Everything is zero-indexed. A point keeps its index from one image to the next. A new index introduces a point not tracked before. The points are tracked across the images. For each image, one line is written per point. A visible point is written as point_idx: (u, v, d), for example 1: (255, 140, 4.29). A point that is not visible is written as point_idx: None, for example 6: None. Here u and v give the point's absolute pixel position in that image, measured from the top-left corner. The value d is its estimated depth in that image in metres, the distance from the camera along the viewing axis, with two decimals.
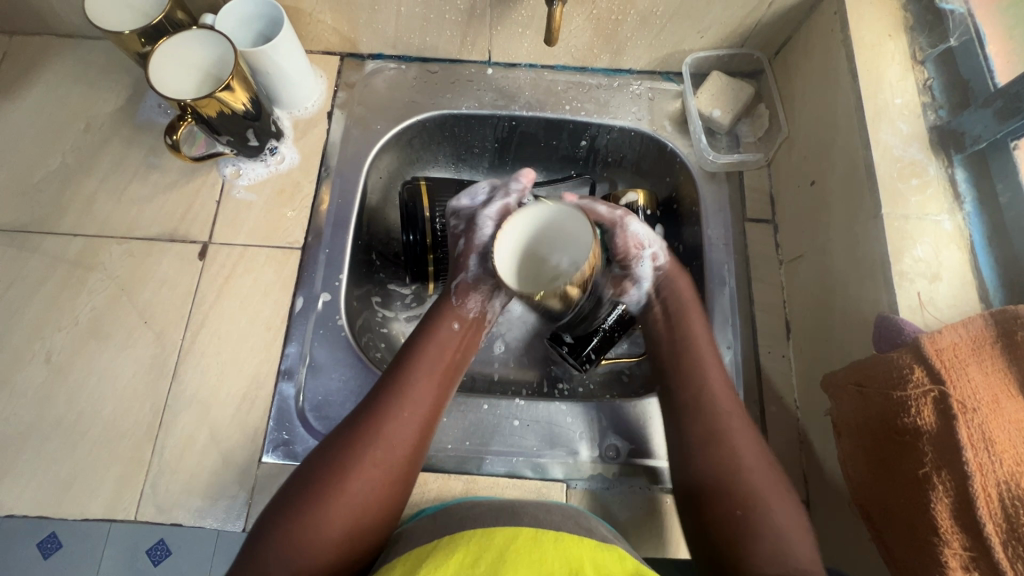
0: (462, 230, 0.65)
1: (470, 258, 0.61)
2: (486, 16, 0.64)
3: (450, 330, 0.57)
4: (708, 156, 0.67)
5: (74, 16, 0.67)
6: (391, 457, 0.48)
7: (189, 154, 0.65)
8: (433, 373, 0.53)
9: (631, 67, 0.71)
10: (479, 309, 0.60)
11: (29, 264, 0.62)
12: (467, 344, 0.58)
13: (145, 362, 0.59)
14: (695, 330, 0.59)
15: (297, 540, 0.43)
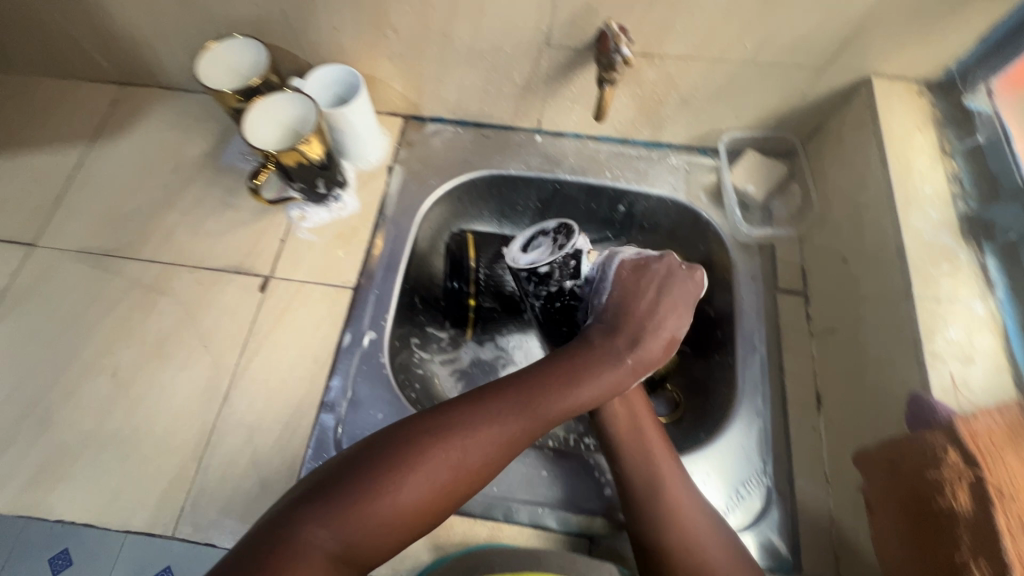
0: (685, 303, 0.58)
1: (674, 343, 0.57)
2: (541, 91, 0.70)
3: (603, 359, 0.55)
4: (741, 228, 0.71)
5: (180, 73, 0.77)
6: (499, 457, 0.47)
7: (265, 197, 0.72)
8: (574, 389, 0.51)
9: (670, 141, 0.77)
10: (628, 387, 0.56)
11: (110, 285, 0.68)
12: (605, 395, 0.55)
13: (200, 383, 0.63)
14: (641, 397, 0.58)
15: (379, 507, 0.42)
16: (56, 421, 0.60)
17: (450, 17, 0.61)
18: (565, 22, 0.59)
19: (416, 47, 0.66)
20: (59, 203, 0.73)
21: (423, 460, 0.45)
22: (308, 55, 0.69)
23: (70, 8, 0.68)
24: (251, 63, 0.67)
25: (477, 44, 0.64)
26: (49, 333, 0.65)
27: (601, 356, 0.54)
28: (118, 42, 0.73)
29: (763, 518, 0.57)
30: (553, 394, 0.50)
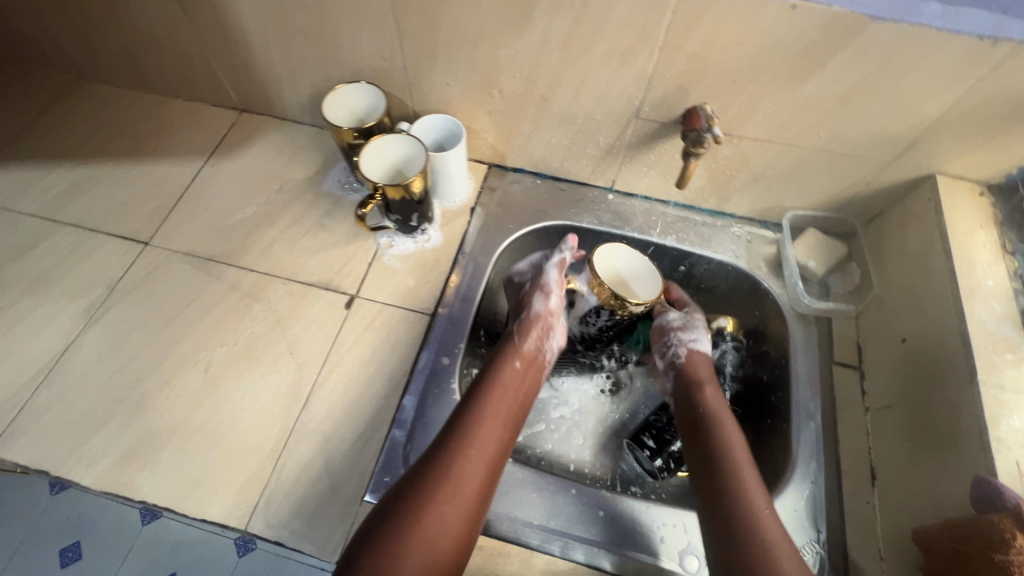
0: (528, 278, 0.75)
1: (533, 298, 0.72)
2: (621, 155, 0.77)
3: (508, 364, 0.66)
4: (802, 299, 0.74)
5: (295, 105, 0.86)
6: (488, 477, 0.57)
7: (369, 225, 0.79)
8: (509, 402, 0.63)
9: (734, 212, 0.82)
10: (538, 347, 0.70)
11: (211, 287, 0.74)
12: (528, 381, 0.67)
13: (283, 387, 0.67)
14: (725, 407, 0.66)
15: (384, 557, 0.49)
16: (150, 408, 0.65)
17: (553, 85, 0.69)
18: (658, 99, 0.66)
19: (516, 107, 0.74)
20: (174, 209, 0.80)
21: (410, 505, 0.52)
22: (417, 103, 0.78)
23: (217, 44, 0.78)
24: (374, 111, 0.76)
25: (572, 110, 0.72)
26: (152, 325, 0.70)
27: (500, 368, 0.66)
28: (249, 76, 0.83)
29: None
30: (493, 414, 0.61)
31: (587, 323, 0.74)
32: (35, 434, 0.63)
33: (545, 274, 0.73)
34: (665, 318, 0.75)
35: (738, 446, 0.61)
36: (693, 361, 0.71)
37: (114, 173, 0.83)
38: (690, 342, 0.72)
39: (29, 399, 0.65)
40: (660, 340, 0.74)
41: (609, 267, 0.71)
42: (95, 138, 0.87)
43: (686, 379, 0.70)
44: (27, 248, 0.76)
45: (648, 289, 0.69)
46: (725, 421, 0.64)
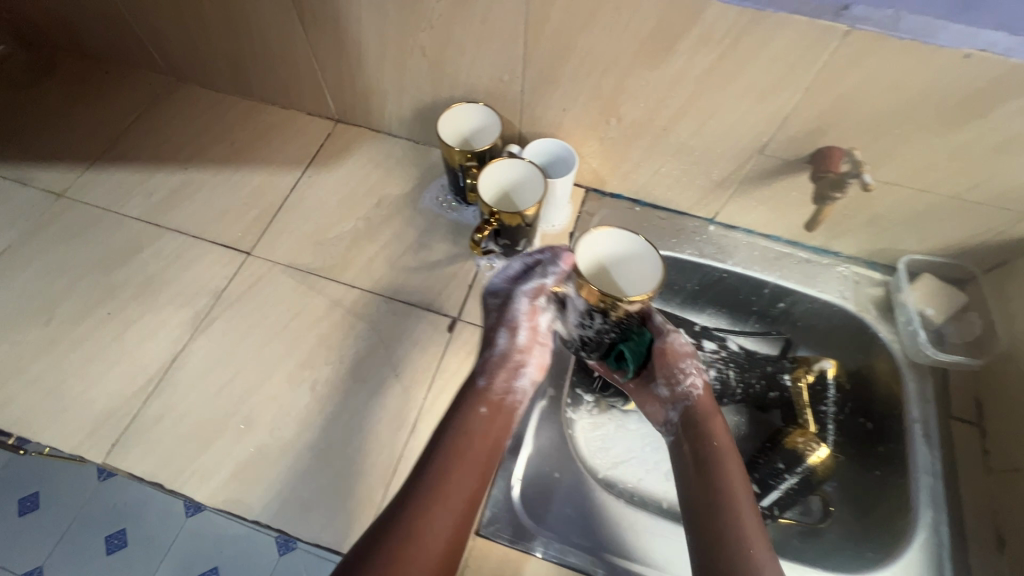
0: (496, 306, 0.70)
1: (498, 334, 0.67)
2: (732, 188, 0.75)
3: (476, 401, 0.61)
4: (924, 350, 0.71)
5: (395, 120, 0.85)
6: (457, 531, 0.51)
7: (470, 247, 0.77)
8: (480, 448, 0.57)
9: (840, 252, 0.80)
10: (506, 389, 0.63)
11: (314, 302, 0.73)
12: (500, 424, 0.61)
13: (389, 411, 0.66)
14: (729, 442, 0.62)
15: None
16: (259, 424, 0.64)
17: (678, 116, 0.67)
18: (789, 136, 0.64)
19: (631, 135, 0.72)
20: (274, 219, 0.80)
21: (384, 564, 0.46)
22: (525, 125, 0.77)
23: (327, 57, 0.78)
24: (484, 133, 0.76)
25: (691, 141, 0.70)
26: (257, 338, 0.70)
27: (463, 413, 0.60)
28: (352, 89, 0.82)
29: None
30: (464, 460, 0.56)
31: (585, 326, 0.68)
32: (146, 444, 0.63)
33: (515, 303, 0.68)
34: (674, 341, 0.67)
35: (740, 491, 0.57)
36: (704, 397, 0.65)
37: (215, 181, 0.84)
38: (697, 374, 0.66)
39: (140, 408, 0.65)
40: (668, 368, 0.66)
41: (592, 257, 0.66)
42: (194, 144, 0.87)
43: (698, 415, 0.64)
44: (132, 253, 0.76)
45: (644, 276, 0.64)
46: (730, 460, 0.59)
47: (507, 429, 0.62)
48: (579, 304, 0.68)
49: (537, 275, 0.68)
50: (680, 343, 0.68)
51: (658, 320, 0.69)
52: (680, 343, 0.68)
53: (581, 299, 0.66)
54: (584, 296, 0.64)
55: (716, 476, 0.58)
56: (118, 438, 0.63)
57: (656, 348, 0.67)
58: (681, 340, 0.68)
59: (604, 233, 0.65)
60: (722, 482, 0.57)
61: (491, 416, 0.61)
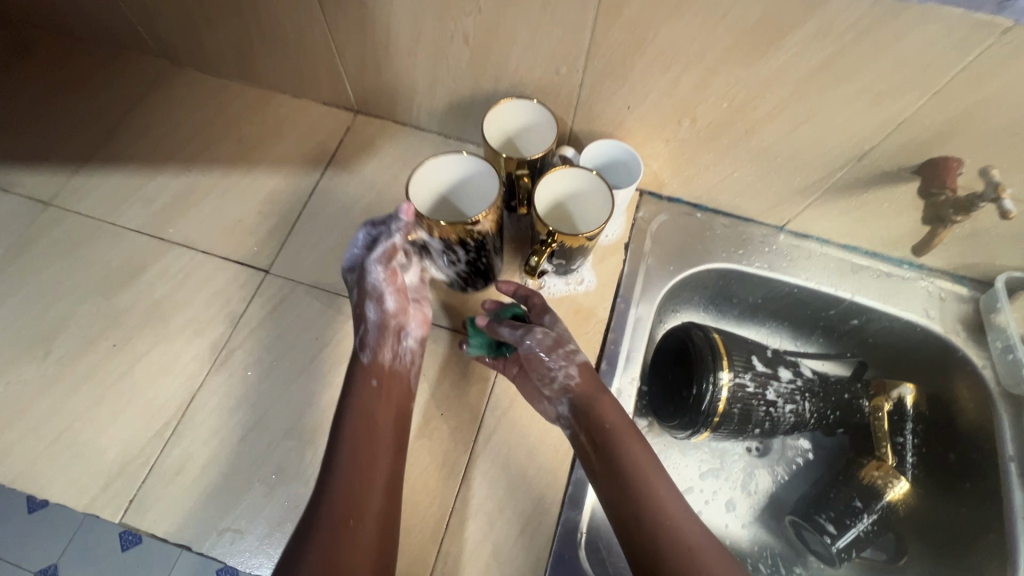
0: (353, 282, 0.62)
1: (364, 307, 0.60)
2: (814, 197, 0.66)
3: (362, 374, 0.58)
4: None
5: (425, 113, 0.75)
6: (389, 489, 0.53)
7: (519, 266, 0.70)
8: (388, 404, 0.58)
9: (926, 264, 0.71)
10: (395, 355, 0.60)
11: (344, 329, 0.65)
12: (396, 388, 0.59)
13: (437, 456, 0.60)
14: (623, 420, 0.54)
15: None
16: (292, 474, 0.58)
17: (768, 118, 0.57)
18: (901, 144, 0.55)
19: (705, 137, 0.63)
20: (292, 231, 0.71)
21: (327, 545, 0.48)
22: (578, 123, 0.67)
23: (346, 42, 0.66)
24: (534, 134, 0.66)
25: (776, 146, 0.61)
26: (284, 372, 0.62)
27: (357, 385, 0.58)
28: (375, 79, 0.71)
29: None
30: (379, 424, 0.56)
31: (454, 262, 0.59)
32: (169, 498, 0.56)
33: (372, 277, 0.60)
34: (529, 343, 0.56)
35: (648, 468, 0.51)
36: (586, 381, 0.55)
37: (222, 185, 0.74)
38: (570, 358, 0.56)
39: (159, 456, 0.58)
40: (538, 370, 0.57)
41: (430, 191, 0.61)
42: (197, 140, 0.77)
43: (588, 404, 0.54)
44: (136, 272, 0.67)
45: (486, 193, 0.61)
46: (632, 442, 0.52)
47: (410, 385, 0.61)
48: (437, 246, 0.58)
49: (385, 240, 0.60)
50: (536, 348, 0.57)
51: (505, 330, 0.58)
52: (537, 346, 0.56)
53: (435, 238, 0.56)
54: (436, 235, 0.55)
55: (622, 469, 0.51)
56: (136, 492, 0.56)
57: (522, 356, 0.58)
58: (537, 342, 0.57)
59: (433, 162, 0.59)
60: (631, 472, 0.51)
61: (386, 379, 0.59)
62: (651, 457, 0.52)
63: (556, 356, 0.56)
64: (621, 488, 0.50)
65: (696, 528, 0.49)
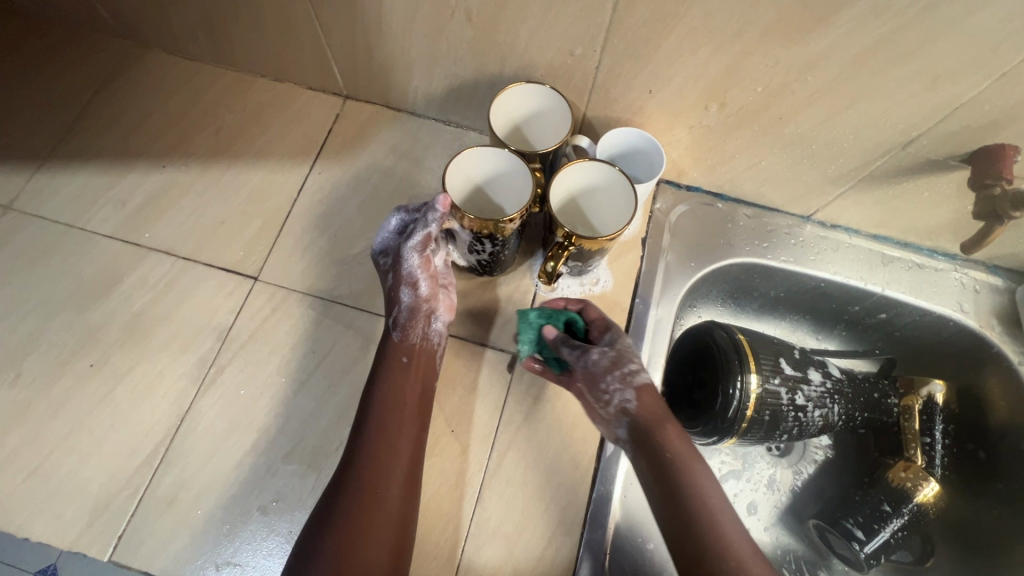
0: (387, 267, 0.60)
1: (396, 290, 0.59)
2: (847, 186, 0.61)
3: (393, 352, 0.56)
4: None
5: (422, 98, 0.68)
6: (410, 472, 0.51)
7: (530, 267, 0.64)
8: (414, 385, 0.55)
9: (960, 254, 0.67)
10: (423, 336, 0.58)
11: (343, 340, 0.60)
12: (426, 372, 0.57)
13: (449, 476, 0.56)
14: (686, 450, 0.50)
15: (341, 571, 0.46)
16: (294, 502, 0.53)
17: (806, 103, 0.52)
18: (952, 131, 0.50)
19: (733, 124, 0.57)
20: (282, 232, 0.65)
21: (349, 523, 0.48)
22: (593, 109, 0.61)
23: (333, 21, 0.59)
24: (545, 122, 0.60)
25: (811, 133, 0.55)
26: (279, 390, 0.58)
27: (384, 365, 0.56)
28: (366, 61, 0.65)
29: None
30: (405, 409, 0.54)
31: (478, 252, 0.57)
32: (162, 531, 0.52)
33: (404, 261, 0.58)
34: (588, 362, 0.52)
35: (710, 492, 0.48)
36: (646, 403, 0.52)
37: (202, 182, 0.67)
38: (629, 379, 0.52)
39: (149, 485, 0.54)
40: (595, 391, 0.53)
41: (467, 180, 0.58)
42: (171, 133, 0.70)
43: (648, 429, 0.51)
44: (112, 283, 0.62)
45: (518, 190, 0.58)
46: (696, 475, 0.49)
47: (435, 366, 0.58)
48: (465, 237, 0.56)
49: (419, 228, 0.56)
50: (596, 367, 0.53)
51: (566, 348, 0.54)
52: (598, 364, 0.52)
53: (465, 230, 0.55)
54: (467, 226, 0.53)
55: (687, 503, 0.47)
56: (126, 526, 0.52)
57: (580, 377, 0.54)
58: (598, 361, 0.53)
59: (473, 152, 0.56)
60: (696, 508, 0.47)
61: (412, 357, 0.57)
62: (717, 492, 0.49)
63: (616, 375, 0.52)
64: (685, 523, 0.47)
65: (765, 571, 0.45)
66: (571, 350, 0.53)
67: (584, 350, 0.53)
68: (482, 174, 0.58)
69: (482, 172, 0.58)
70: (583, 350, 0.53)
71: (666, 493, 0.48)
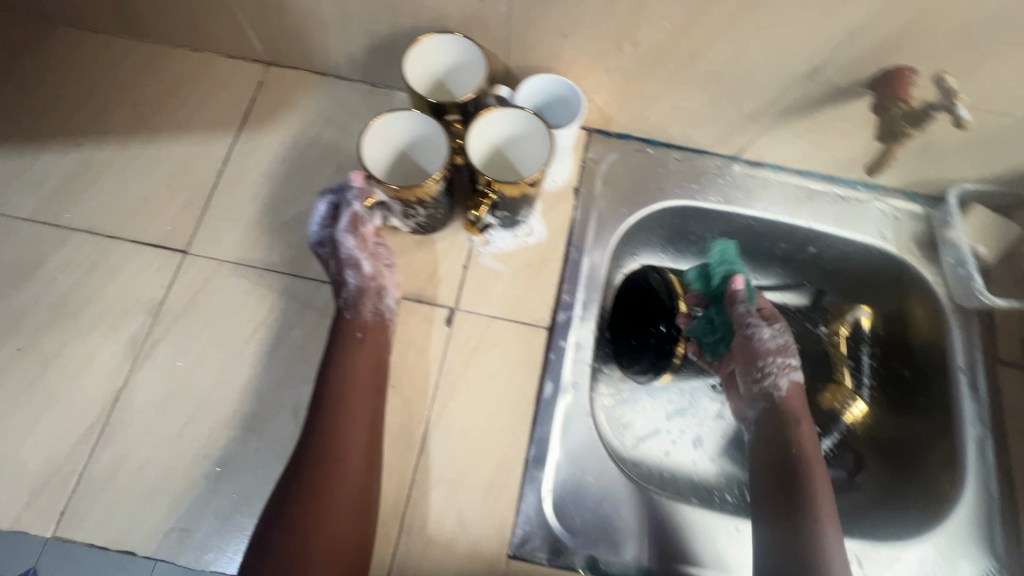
0: (326, 256, 0.60)
1: (340, 275, 0.59)
2: (766, 122, 0.63)
3: (349, 329, 0.57)
4: (978, 292, 0.65)
5: (343, 58, 0.67)
6: (370, 438, 0.53)
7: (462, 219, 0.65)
8: (366, 350, 0.56)
9: (880, 184, 0.70)
10: (377, 312, 0.58)
11: (278, 306, 0.60)
12: (379, 342, 0.57)
13: (392, 430, 0.57)
14: (815, 451, 0.58)
15: (309, 533, 0.48)
16: (237, 466, 0.54)
17: (712, 37, 0.53)
18: (852, 56, 0.51)
19: (649, 64, 0.58)
20: (209, 204, 0.64)
21: (314, 489, 0.50)
22: (513, 58, 0.60)
23: None
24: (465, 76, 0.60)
25: (724, 68, 0.56)
26: (216, 360, 0.58)
27: (340, 336, 0.57)
28: (281, 23, 0.63)
29: None
30: (357, 375, 0.55)
31: (412, 217, 0.58)
32: (105, 504, 0.52)
33: (342, 245, 0.59)
34: (755, 335, 0.63)
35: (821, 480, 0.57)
36: (789, 396, 0.62)
37: (123, 158, 0.66)
38: (787, 369, 0.62)
39: (87, 463, 0.53)
40: (750, 364, 0.63)
41: (389, 147, 0.58)
42: (87, 110, 0.67)
43: (780, 417, 0.60)
44: (35, 266, 0.60)
45: (436, 147, 0.57)
46: (816, 472, 0.57)
47: (389, 336, 0.59)
48: (394, 205, 0.57)
49: (346, 209, 0.59)
50: (766, 343, 0.63)
51: (743, 308, 0.65)
52: (767, 342, 0.63)
53: (392, 198, 0.55)
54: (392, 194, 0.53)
55: (805, 480, 0.56)
56: (67, 503, 0.52)
57: (739, 341, 0.64)
58: (767, 339, 0.63)
59: (387, 118, 0.55)
60: (810, 487, 0.56)
61: (365, 331, 0.57)
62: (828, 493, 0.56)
63: (779, 360, 0.62)
64: (794, 498, 0.55)
65: (843, 557, 0.53)
66: (744, 314, 0.65)
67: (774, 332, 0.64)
68: (404, 139, 0.58)
69: (403, 136, 0.57)
70: (755, 325, 0.64)
71: (785, 473, 0.57)
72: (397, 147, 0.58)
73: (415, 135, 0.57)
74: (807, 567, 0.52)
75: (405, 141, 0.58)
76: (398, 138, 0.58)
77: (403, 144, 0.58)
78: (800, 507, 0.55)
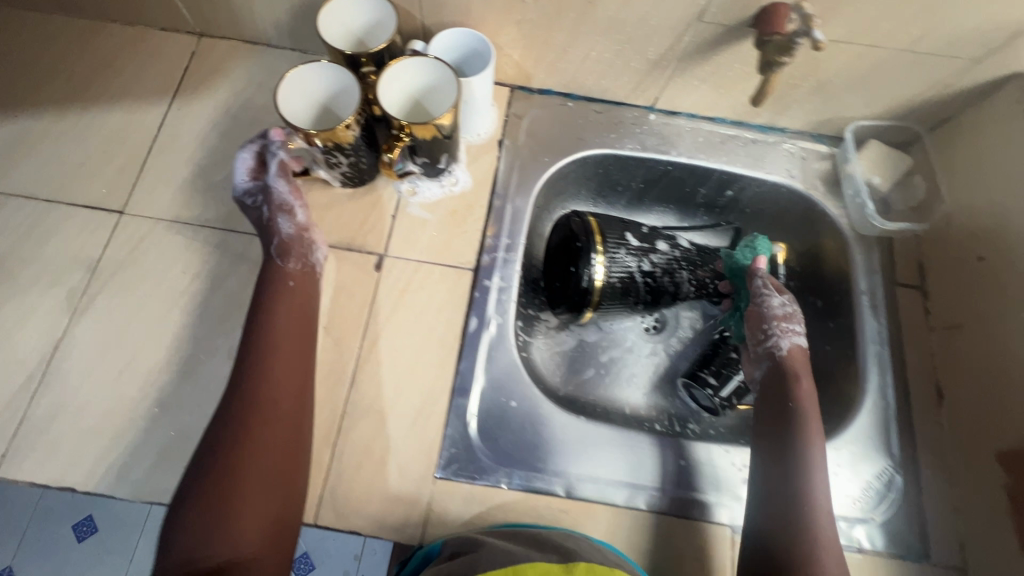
0: (257, 203, 0.62)
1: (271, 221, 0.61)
2: (671, 68, 0.67)
3: (279, 274, 0.59)
4: (873, 221, 0.69)
5: (270, 25, 0.70)
6: (299, 372, 0.56)
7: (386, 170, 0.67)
8: (293, 291, 0.59)
9: (787, 127, 0.74)
10: (307, 259, 0.61)
11: (213, 258, 0.63)
12: (309, 284, 0.60)
13: (324, 368, 0.60)
14: (812, 405, 0.58)
15: (233, 459, 0.50)
16: (174, 406, 0.57)
17: None
18: None
19: (552, 15, 0.62)
20: (144, 167, 0.67)
21: (241, 419, 0.52)
22: (427, 15, 0.64)
23: None
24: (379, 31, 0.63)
25: (620, 15, 0.60)
26: (152, 311, 0.60)
27: (269, 279, 0.59)
28: None
29: (892, 497, 0.60)
30: (283, 314, 0.57)
31: (336, 166, 0.62)
32: (45, 447, 0.55)
33: (274, 191, 0.61)
34: (764, 302, 0.63)
35: (813, 429, 0.56)
36: (794, 357, 0.61)
37: (58, 128, 0.68)
38: (791, 331, 0.62)
39: (27, 410, 0.56)
40: (755, 328, 0.63)
41: (308, 100, 0.61)
42: (22, 83, 0.70)
43: (782, 374, 0.60)
44: None
45: (350, 97, 0.60)
46: (812, 423, 0.57)
47: (318, 281, 0.62)
48: (315, 152, 0.59)
49: (274, 158, 0.62)
50: (773, 310, 0.63)
51: (760, 280, 0.65)
52: (773, 309, 0.63)
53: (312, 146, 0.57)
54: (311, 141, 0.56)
55: (795, 427, 0.57)
56: (8, 447, 0.55)
57: (751, 311, 0.65)
58: (775, 306, 0.63)
59: (301, 70, 0.58)
60: (802, 435, 0.56)
61: (296, 275, 0.60)
62: (821, 440, 0.57)
63: (785, 325, 0.62)
64: (784, 447, 0.56)
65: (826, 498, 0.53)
66: (757, 286, 0.65)
67: (780, 298, 0.63)
68: (323, 90, 0.61)
69: (320, 88, 0.60)
70: (763, 292, 0.64)
71: (777, 421, 0.58)
72: (316, 99, 0.61)
73: (331, 86, 0.60)
74: (790, 506, 0.53)
75: (323, 93, 0.61)
76: (316, 90, 0.60)
77: (321, 96, 0.61)
78: (789, 454, 0.55)
